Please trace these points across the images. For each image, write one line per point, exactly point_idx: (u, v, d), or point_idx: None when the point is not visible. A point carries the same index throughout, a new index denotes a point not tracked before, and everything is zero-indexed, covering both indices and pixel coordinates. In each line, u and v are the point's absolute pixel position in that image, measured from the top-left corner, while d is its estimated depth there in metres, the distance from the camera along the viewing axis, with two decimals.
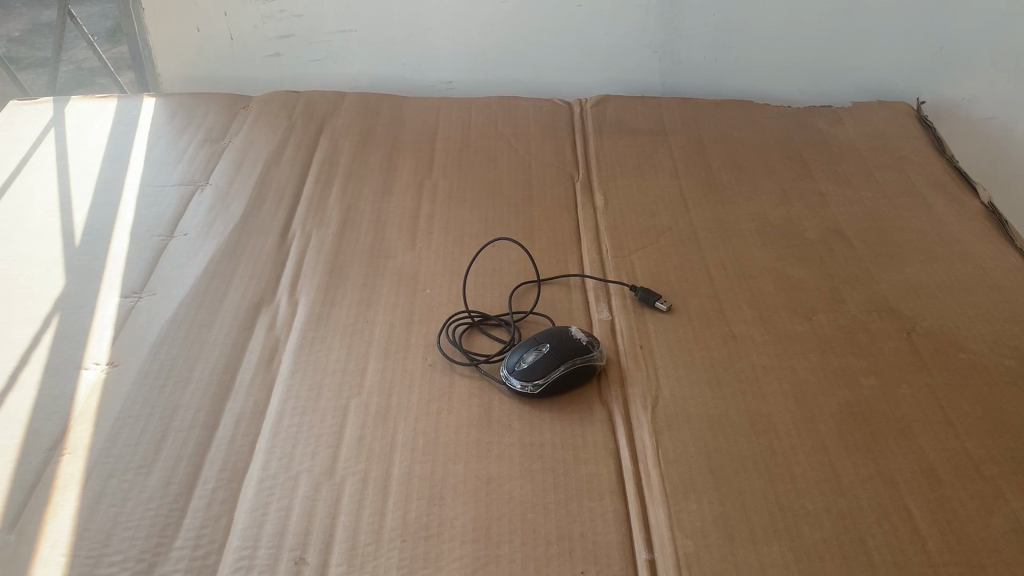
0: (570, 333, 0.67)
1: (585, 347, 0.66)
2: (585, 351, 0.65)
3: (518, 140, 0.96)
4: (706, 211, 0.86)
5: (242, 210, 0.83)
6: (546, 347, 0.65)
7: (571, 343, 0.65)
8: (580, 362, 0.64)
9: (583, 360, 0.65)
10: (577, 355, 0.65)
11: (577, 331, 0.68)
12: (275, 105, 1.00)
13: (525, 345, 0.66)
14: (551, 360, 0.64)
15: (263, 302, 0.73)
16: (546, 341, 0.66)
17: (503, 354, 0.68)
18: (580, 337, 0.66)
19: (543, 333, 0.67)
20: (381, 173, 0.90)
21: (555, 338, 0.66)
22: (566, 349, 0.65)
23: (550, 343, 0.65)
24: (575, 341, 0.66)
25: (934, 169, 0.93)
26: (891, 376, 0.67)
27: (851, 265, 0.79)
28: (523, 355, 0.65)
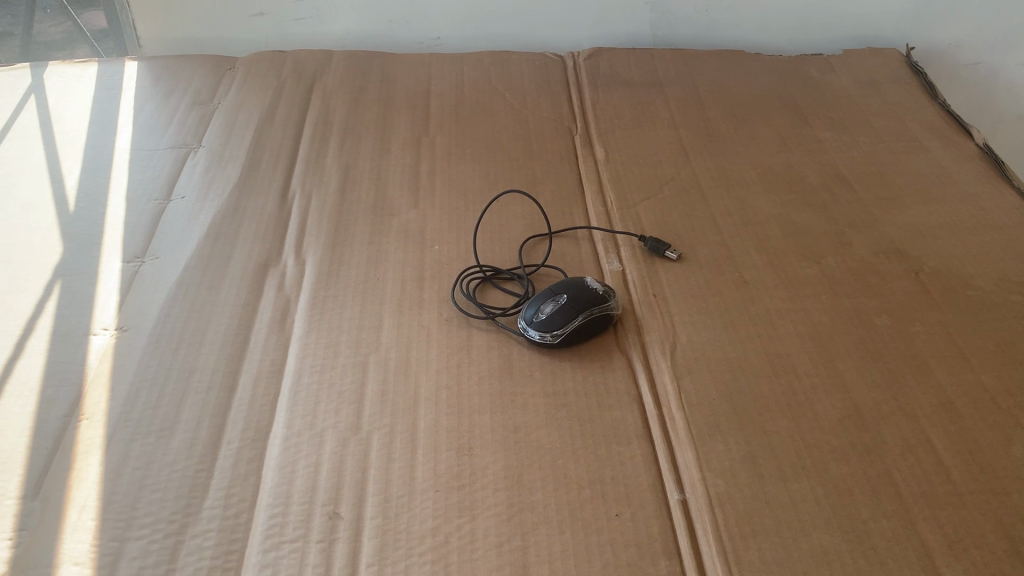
0: (585, 284, 0.66)
1: (602, 297, 0.65)
2: (601, 301, 0.65)
3: (513, 95, 0.95)
4: (707, 160, 0.86)
5: (239, 171, 0.81)
6: (563, 298, 0.65)
7: (588, 293, 0.65)
8: (598, 312, 0.64)
9: (600, 310, 0.65)
10: (594, 305, 0.65)
11: (592, 282, 0.67)
12: (262, 65, 0.97)
13: (541, 296, 0.66)
14: (569, 311, 0.63)
15: (270, 263, 0.71)
16: (563, 292, 0.65)
17: (518, 307, 0.68)
18: (596, 287, 0.66)
19: (558, 285, 0.66)
20: (377, 130, 0.88)
21: (571, 289, 0.65)
22: (583, 300, 0.64)
23: (566, 294, 0.65)
24: (591, 292, 0.65)
25: (928, 113, 0.94)
26: (903, 315, 0.67)
27: (854, 209, 0.79)
28: (540, 306, 0.65)
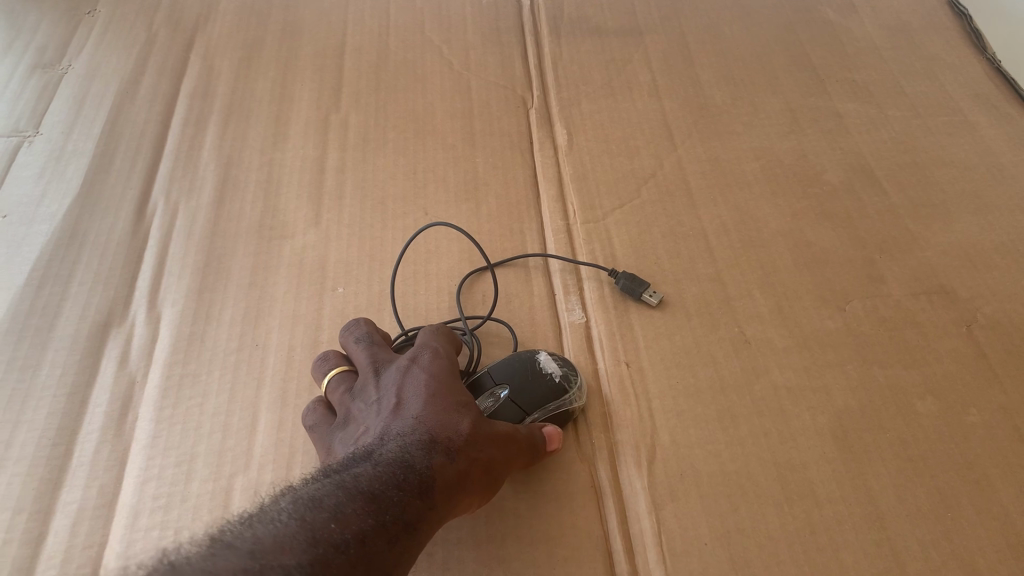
0: (536, 365, 0.49)
1: (560, 386, 0.48)
2: (558, 391, 0.48)
3: (452, 48, 0.75)
4: (698, 146, 0.67)
5: (84, 174, 0.62)
6: (504, 392, 0.47)
7: (540, 381, 0.48)
8: (552, 410, 0.47)
9: (556, 406, 0.48)
10: (547, 401, 0.47)
11: (546, 357, 0.50)
12: (130, 8, 0.76)
13: (476, 387, 0.48)
14: (514, 415, 0.47)
15: (112, 323, 0.53)
16: (505, 383, 0.48)
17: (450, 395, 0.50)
18: (551, 369, 0.49)
19: (500, 366, 0.49)
20: (274, 104, 0.68)
21: (517, 376, 0.48)
22: (532, 395, 0.47)
23: (510, 384, 0.47)
24: (543, 379, 0.48)
25: (973, 73, 0.74)
26: (953, 396, 0.51)
27: (885, 223, 0.62)
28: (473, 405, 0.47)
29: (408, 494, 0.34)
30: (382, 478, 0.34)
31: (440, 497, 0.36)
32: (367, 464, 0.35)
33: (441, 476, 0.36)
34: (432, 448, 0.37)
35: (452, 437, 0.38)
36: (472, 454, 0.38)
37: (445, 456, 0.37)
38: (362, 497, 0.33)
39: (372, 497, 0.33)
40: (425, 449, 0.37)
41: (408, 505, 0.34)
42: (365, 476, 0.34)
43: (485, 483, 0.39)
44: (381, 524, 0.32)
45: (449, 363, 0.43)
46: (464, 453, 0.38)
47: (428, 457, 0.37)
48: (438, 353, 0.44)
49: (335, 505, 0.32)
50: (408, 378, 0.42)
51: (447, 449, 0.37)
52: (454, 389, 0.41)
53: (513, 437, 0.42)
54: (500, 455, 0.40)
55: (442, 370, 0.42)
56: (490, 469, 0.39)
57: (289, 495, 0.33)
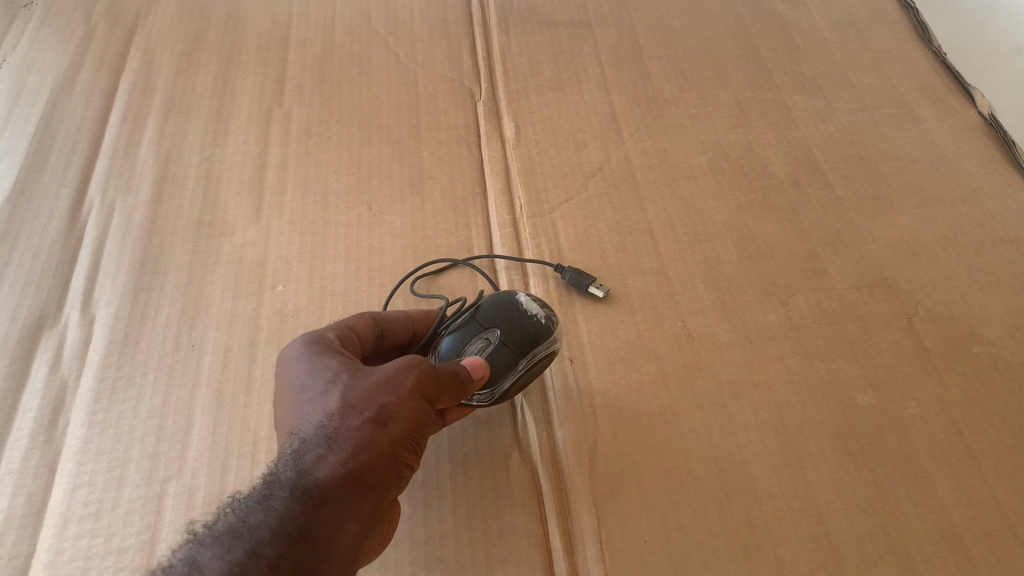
0: (521, 305, 0.46)
1: (546, 325, 0.46)
2: (548, 333, 0.46)
3: (399, 40, 0.74)
4: (645, 139, 0.67)
5: (17, 173, 0.60)
6: (496, 335, 0.45)
7: (528, 321, 0.45)
8: (543, 352, 0.45)
9: (548, 348, 0.46)
10: (539, 345, 0.45)
11: (527, 296, 0.47)
12: (68, 1, 0.74)
13: (465, 328, 0.46)
14: (508, 359, 0.44)
15: (44, 326, 0.52)
16: (495, 324, 0.45)
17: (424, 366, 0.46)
18: (536, 309, 0.46)
19: (487, 308, 0.46)
20: (215, 99, 0.67)
21: (507, 318, 0.45)
22: (526, 336, 0.45)
23: (500, 326, 0.45)
24: (532, 319, 0.46)
25: (919, 66, 0.75)
26: (894, 390, 0.51)
27: (830, 217, 0.62)
28: (465, 347, 0.45)
29: (277, 507, 0.32)
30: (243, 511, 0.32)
31: (320, 488, 0.33)
32: (234, 505, 0.33)
33: (315, 471, 0.34)
34: (298, 455, 0.34)
35: (321, 432, 0.35)
36: (346, 430, 0.35)
37: (318, 453, 0.34)
38: (220, 538, 0.30)
39: (234, 532, 0.30)
40: (292, 459, 0.34)
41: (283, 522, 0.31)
42: (228, 519, 0.32)
43: (385, 445, 0.36)
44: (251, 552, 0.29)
45: (320, 347, 0.40)
46: (339, 439, 0.35)
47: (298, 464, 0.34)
48: (310, 341, 0.41)
49: (191, 557, 0.30)
50: (287, 396, 0.39)
51: (316, 445, 0.35)
52: (319, 372, 0.38)
53: (406, 370, 0.38)
54: (388, 403, 0.37)
55: (304, 363, 0.39)
56: (382, 427, 0.36)
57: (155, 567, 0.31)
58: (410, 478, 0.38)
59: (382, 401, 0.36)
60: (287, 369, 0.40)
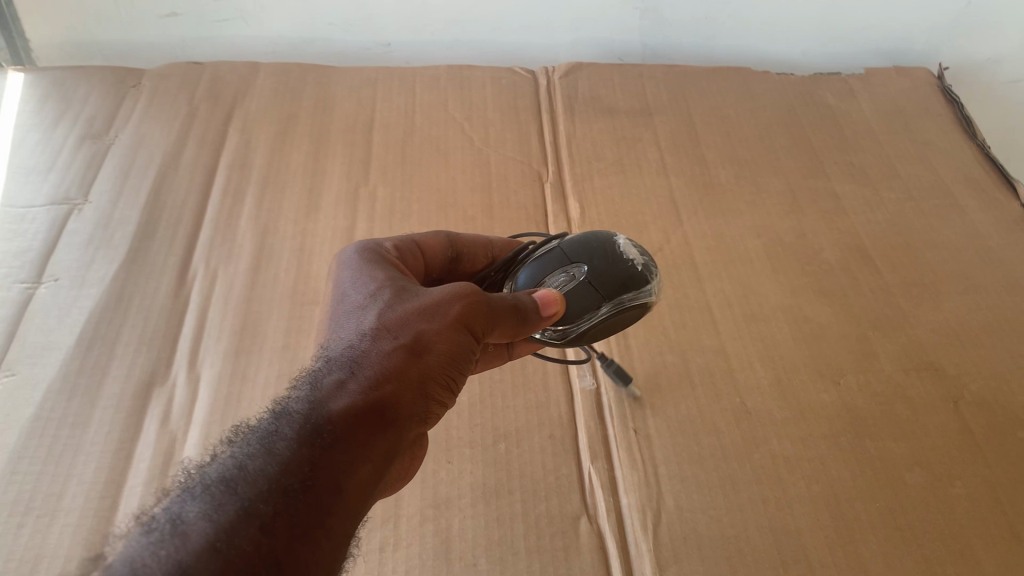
0: (617, 249, 0.49)
1: (637, 275, 0.48)
2: (638, 281, 0.48)
3: (473, 125, 0.80)
4: (703, 222, 0.72)
5: (130, 241, 0.66)
6: (582, 273, 0.48)
7: (619, 268, 0.48)
8: (629, 301, 0.48)
9: (637, 296, 0.48)
10: (626, 292, 0.48)
11: (627, 244, 0.50)
12: (173, 83, 0.81)
13: (554, 260, 0.49)
14: (591, 298, 0.47)
15: (155, 382, 0.57)
16: (585, 262, 0.48)
17: (507, 287, 0.52)
18: (632, 258, 0.49)
19: (580, 246, 0.49)
20: (306, 177, 0.73)
21: (597, 256, 0.49)
22: (612, 279, 0.48)
23: (588, 263, 0.48)
24: (624, 264, 0.48)
25: (965, 159, 0.79)
26: (941, 469, 0.54)
27: (879, 302, 0.65)
28: (548, 280, 0.49)
29: (305, 421, 0.35)
30: (276, 424, 0.35)
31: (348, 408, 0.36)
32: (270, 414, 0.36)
33: (347, 393, 0.37)
34: (336, 374, 0.38)
35: (358, 356, 0.39)
36: (382, 357, 0.39)
37: (345, 381, 0.38)
38: (250, 452, 0.33)
39: (264, 447, 0.34)
40: (328, 378, 0.38)
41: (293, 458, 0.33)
42: (260, 431, 0.35)
43: (416, 374, 0.39)
44: (245, 515, 0.30)
45: (366, 273, 0.44)
46: (374, 366, 0.39)
47: (333, 383, 0.37)
48: (361, 269, 0.45)
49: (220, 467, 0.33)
50: (335, 314, 0.43)
51: (351, 369, 0.38)
52: (366, 298, 0.42)
53: (448, 304, 0.42)
54: (425, 335, 0.40)
55: (354, 287, 0.44)
56: (416, 355, 0.40)
57: (154, 506, 0.32)
58: (439, 404, 0.42)
59: (420, 333, 0.40)
60: (337, 290, 0.45)
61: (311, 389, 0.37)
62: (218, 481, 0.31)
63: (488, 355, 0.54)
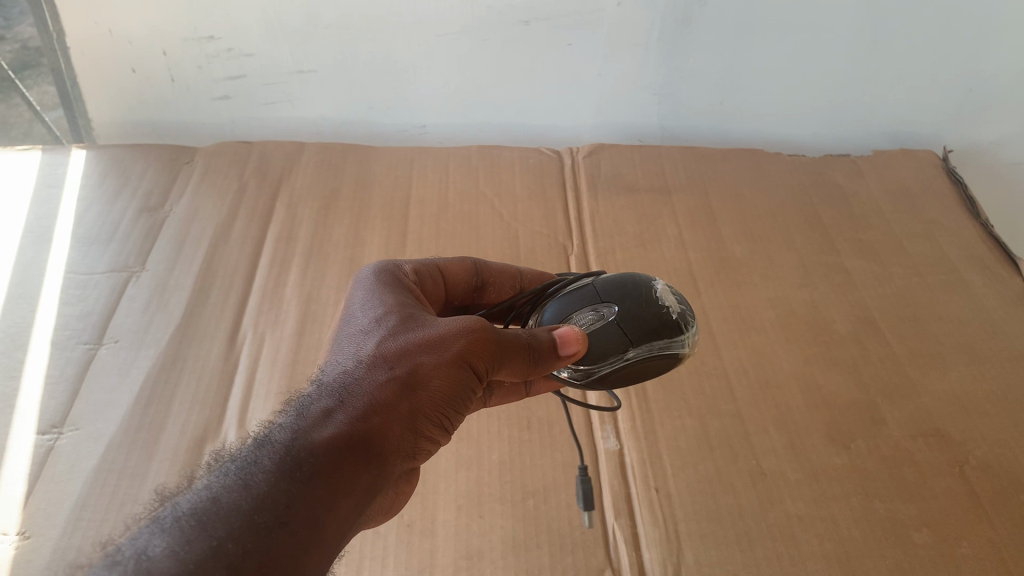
0: (652, 294, 0.53)
1: (669, 323, 0.51)
2: (669, 330, 0.51)
3: (503, 201, 0.85)
4: (719, 294, 0.76)
5: (185, 306, 0.71)
6: (613, 316, 0.52)
7: (651, 313, 0.51)
8: (657, 348, 0.51)
9: (666, 344, 0.51)
10: (655, 339, 0.51)
11: (663, 291, 0.53)
12: (223, 160, 0.87)
13: (587, 297, 0.53)
14: (618, 340, 0.51)
15: (207, 438, 0.62)
16: (617, 304, 0.52)
17: (535, 318, 0.56)
18: (667, 305, 0.52)
19: (615, 289, 0.53)
20: (347, 249, 0.78)
21: (629, 299, 0.52)
22: (642, 324, 0.51)
23: (619, 306, 0.52)
24: (657, 311, 0.52)
25: (969, 237, 0.83)
26: (948, 530, 0.57)
27: (888, 370, 0.69)
28: (578, 317, 0.53)
29: (290, 451, 0.37)
30: (262, 451, 0.37)
31: (336, 438, 0.38)
32: (259, 439, 0.39)
33: (336, 423, 0.39)
34: (330, 404, 0.40)
35: (354, 386, 0.41)
36: (377, 390, 0.41)
37: (337, 411, 0.40)
38: (232, 481, 0.35)
39: (245, 478, 0.36)
40: (320, 407, 0.40)
41: (267, 489, 0.35)
42: (246, 459, 0.37)
43: (408, 409, 0.42)
44: (213, 550, 0.32)
45: (378, 299, 0.47)
46: (370, 398, 0.41)
47: (325, 413, 0.40)
48: (374, 294, 0.48)
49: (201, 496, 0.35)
50: (342, 336, 0.46)
51: (346, 400, 0.40)
52: (373, 325, 0.45)
53: (451, 339, 0.44)
54: (423, 369, 0.43)
55: (364, 312, 0.46)
56: (410, 390, 0.42)
57: (132, 532, 0.33)
58: (429, 434, 0.44)
59: (418, 368, 0.43)
60: (348, 312, 0.47)
61: (298, 418, 0.39)
62: (190, 514, 0.33)
63: (512, 394, 0.57)
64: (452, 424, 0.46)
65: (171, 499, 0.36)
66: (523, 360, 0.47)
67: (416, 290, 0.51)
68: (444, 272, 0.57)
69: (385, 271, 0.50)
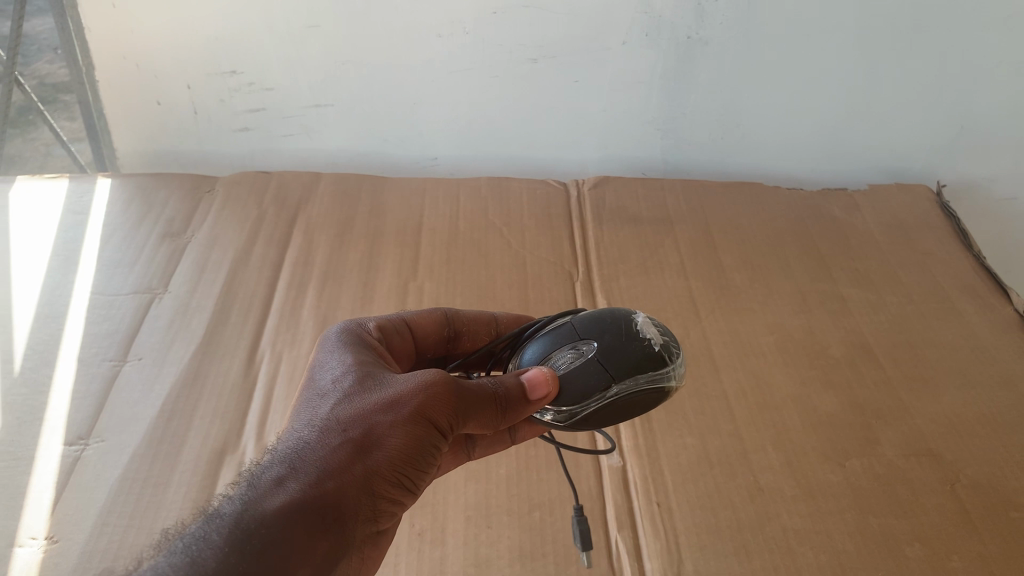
0: (633, 328, 0.54)
1: (652, 355, 0.53)
2: (652, 363, 0.53)
3: (511, 230, 0.88)
4: (720, 319, 0.79)
5: (206, 327, 0.74)
6: (594, 352, 0.53)
7: (632, 347, 0.53)
8: (643, 381, 0.52)
9: (650, 377, 0.52)
10: (640, 372, 0.52)
11: (644, 324, 0.55)
12: (243, 189, 0.91)
13: (567, 336, 0.55)
14: (600, 374, 0.52)
15: (227, 450, 0.64)
16: (597, 340, 0.54)
17: (516, 361, 0.58)
18: (649, 339, 0.54)
19: (595, 326, 0.55)
20: (361, 273, 0.81)
21: (609, 335, 0.54)
22: (622, 358, 0.52)
23: (600, 341, 0.54)
24: (638, 346, 0.53)
25: (961, 268, 0.86)
26: (938, 544, 0.59)
27: (882, 394, 0.71)
28: (559, 357, 0.55)
29: (245, 522, 0.39)
30: (217, 525, 0.39)
31: (290, 504, 0.40)
32: (218, 511, 0.41)
33: (291, 490, 0.41)
34: (287, 472, 0.42)
35: (311, 452, 0.43)
36: (334, 455, 0.44)
37: (293, 479, 0.42)
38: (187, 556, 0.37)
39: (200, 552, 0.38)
40: (276, 476, 0.42)
41: (217, 562, 0.37)
42: (203, 533, 0.39)
43: (365, 470, 0.44)
44: None
45: (338, 364, 0.50)
46: (327, 463, 0.43)
47: (281, 481, 0.42)
48: (335, 359, 0.50)
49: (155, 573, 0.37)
50: (304, 402, 0.48)
51: (302, 466, 0.43)
52: (331, 391, 0.47)
53: (404, 400, 0.46)
54: (378, 431, 0.45)
55: (324, 379, 0.49)
56: (367, 452, 0.44)
57: None
58: (393, 495, 0.46)
59: (374, 430, 0.45)
60: (311, 379, 0.50)
61: (252, 489, 0.41)
62: None
63: (494, 440, 0.60)
64: (417, 483, 0.48)
65: None
66: (485, 416, 0.49)
67: (379, 351, 0.54)
68: (413, 325, 0.60)
69: (344, 338, 0.53)
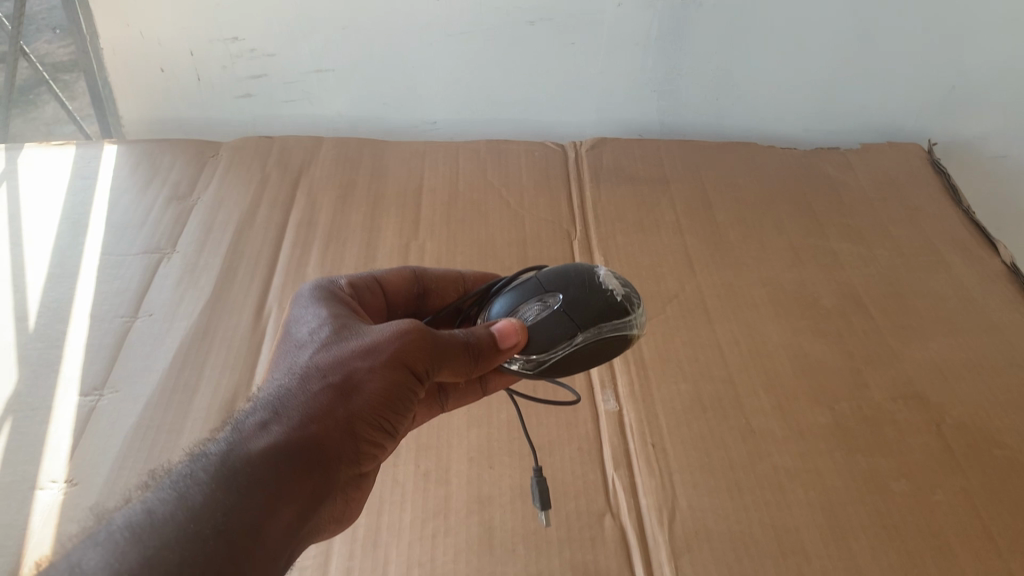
0: (596, 280, 0.56)
1: (615, 304, 0.55)
2: (615, 312, 0.54)
3: (510, 191, 0.90)
4: (715, 273, 0.81)
5: (214, 285, 0.76)
6: (558, 304, 0.55)
7: (595, 298, 0.55)
8: (606, 329, 0.54)
9: (614, 326, 0.54)
10: (604, 321, 0.54)
11: (607, 277, 0.56)
12: (246, 154, 0.92)
13: (532, 290, 0.57)
14: (566, 325, 0.54)
15: (237, 398, 0.66)
16: (563, 292, 0.56)
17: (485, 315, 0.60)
18: (611, 289, 0.55)
19: (559, 279, 0.57)
20: (364, 233, 0.83)
21: (573, 288, 0.55)
22: (587, 308, 0.54)
23: (565, 293, 0.55)
24: (601, 296, 0.55)
25: (950, 222, 0.88)
26: (923, 480, 0.61)
27: (871, 342, 0.74)
28: (526, 309, 0.56)
29: (230, 459, 0.40)
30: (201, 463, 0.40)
31: (273, 444, 0.42)
32: (201, 452, 0.42)
33: (273, 431, 0.43)
34: (269, 415, 0.44)
35: (293, 396, 0.45)
36: (315, 399, 0.45)
37: (276, 421, 0.43)
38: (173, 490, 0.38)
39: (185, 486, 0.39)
40: (259, 419, 0.43)
41: (203, 495, 0.38)
42: (187, 471, 0.40)
43: (345, 413, 0.46)
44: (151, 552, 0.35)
45: (315, 318, 0.51)
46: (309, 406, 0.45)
47: (264, 422, 0.43)
48: (314, 313, 0.52)
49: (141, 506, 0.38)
50: (282, 354, 0.50)
51: (284, 410, 0.44)
52: (309, 341, 0.49)
53: (382, 347, 0.48)
54: (356, 376, 0.47)
55: (302, 331, 0.50)
56: (346, 396, 0.46)
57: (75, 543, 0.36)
58: (372, 439, 0.48)
59: (353, 375, 0.47)
60: (289, 332, 0.52)
61: (235, 431, 0.43)
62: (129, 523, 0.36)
63: (464, 392, 0.62)
64: (394, 429, 0.50)
65: (113, 512, 0.38)
66: (460, 364, 0.51)
67: (352, 304, 0.56)
68: (383, 283, 0.62)
69: (319, 293, 0.55)
